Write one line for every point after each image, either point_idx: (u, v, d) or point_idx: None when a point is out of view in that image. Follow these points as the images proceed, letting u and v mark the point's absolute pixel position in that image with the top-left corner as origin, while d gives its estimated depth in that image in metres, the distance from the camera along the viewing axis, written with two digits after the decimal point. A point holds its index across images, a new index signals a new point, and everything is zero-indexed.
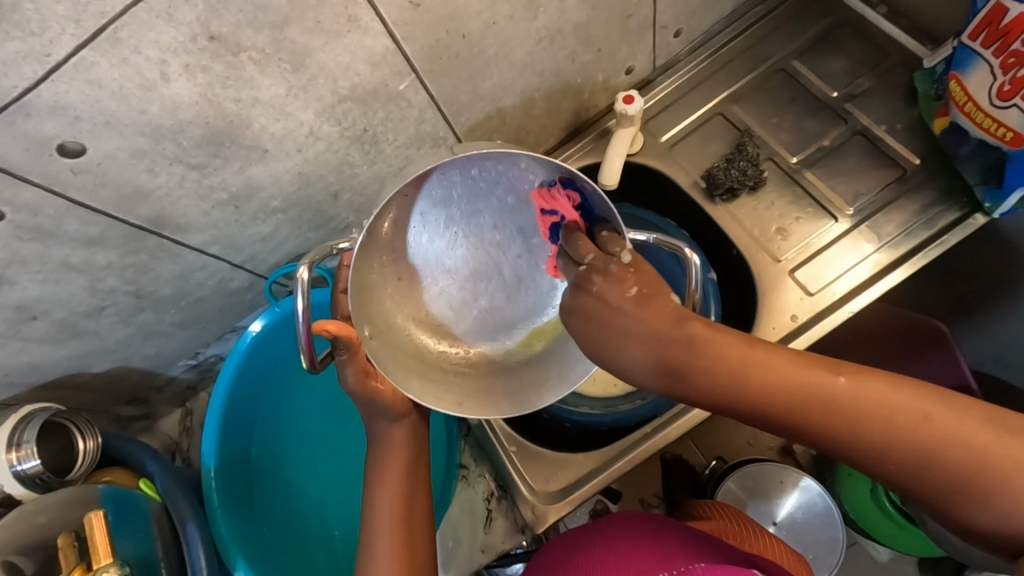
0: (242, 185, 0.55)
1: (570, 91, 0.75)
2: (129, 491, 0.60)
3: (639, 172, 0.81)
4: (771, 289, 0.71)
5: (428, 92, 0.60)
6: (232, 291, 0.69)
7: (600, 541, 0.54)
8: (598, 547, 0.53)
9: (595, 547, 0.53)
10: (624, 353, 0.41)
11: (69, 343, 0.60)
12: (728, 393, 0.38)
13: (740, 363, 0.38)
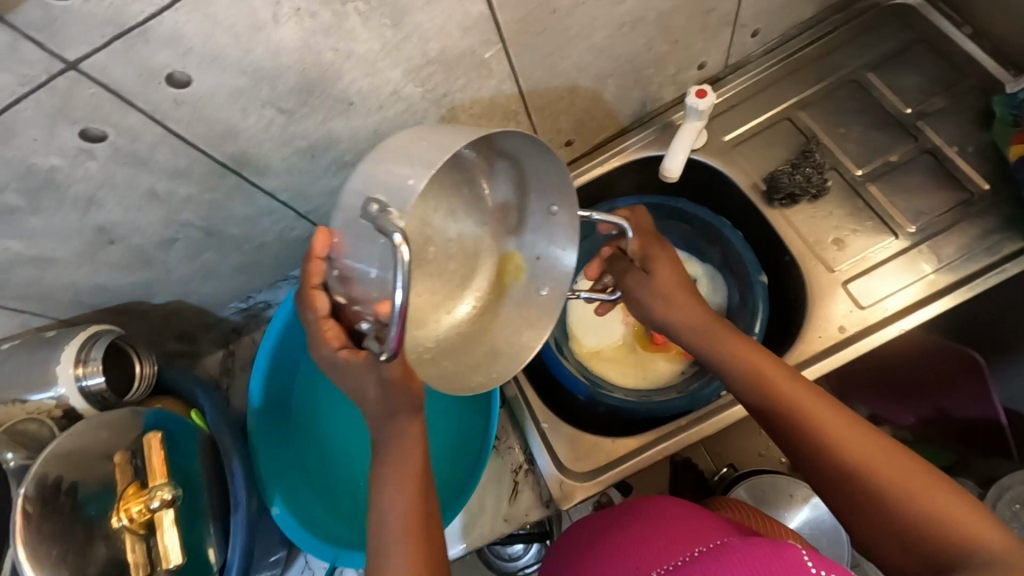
0: (323, 136, 0.57)
1: (641, 80, 0.75)
2: (170, 413, 0.60)
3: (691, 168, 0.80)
4: (821, 299, 0.71)
5: (509, 63, 0.60)
6: (293, 240, 0.70)
7: (640, 518, 0.55)
8: (648, 522, 0.53)
9: (640, 524, 0.54)
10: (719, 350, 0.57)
11: (138, 272, 0.63)
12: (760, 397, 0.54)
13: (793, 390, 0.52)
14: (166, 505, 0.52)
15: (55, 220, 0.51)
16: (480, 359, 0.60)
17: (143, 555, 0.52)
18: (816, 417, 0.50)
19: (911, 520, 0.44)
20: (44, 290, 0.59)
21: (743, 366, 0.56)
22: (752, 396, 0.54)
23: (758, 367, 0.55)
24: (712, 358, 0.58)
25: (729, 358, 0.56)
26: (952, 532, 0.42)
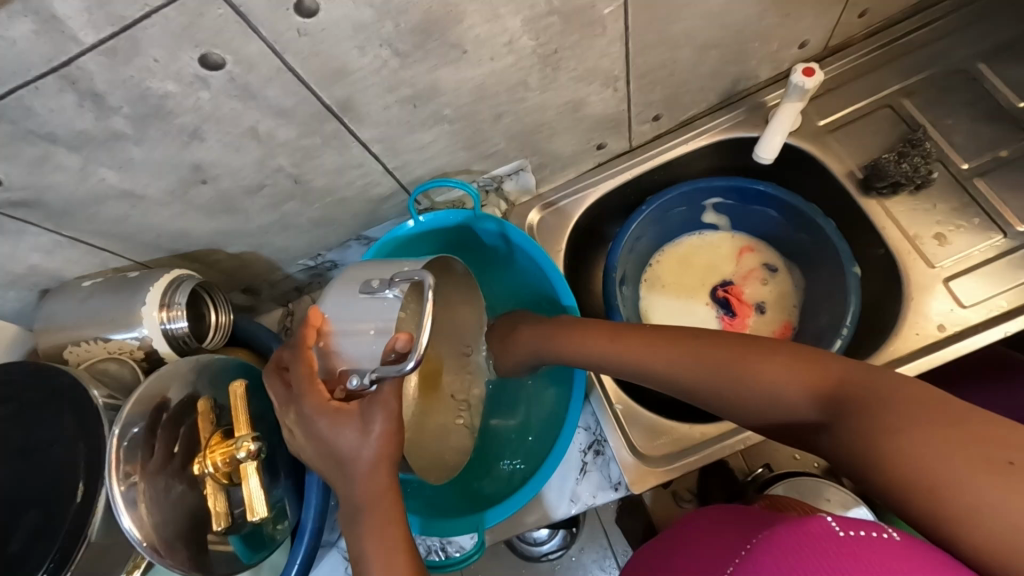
0: (429, 85, 0.54)
1: (743, 54, 0.71)
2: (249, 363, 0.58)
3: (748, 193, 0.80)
4: (919, 295, 0.68)
5: (624, 22, 0.57)
6: (374, 196, 0.68)
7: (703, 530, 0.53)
8: (724, 527, 0.51)
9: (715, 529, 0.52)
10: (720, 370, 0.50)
11: (221, 217, 0.60)
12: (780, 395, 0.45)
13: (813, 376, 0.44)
14: (251, 458, 0.49)
15: (155, 151, 0.49)
16: (444, 436, 0.72)
17: (226, 504, 0.51)
18: (785, 371, 0.45)
19: (879, 426, 0.37)
20: (127, 228, 0.57)
21: (658, 357, 0.54)
22: (716, 388, 0.49)
23: (708, 357, 0.50)
24: (629, 358, 0.56)
25: (661, 351, 0.54)
26: (931, 416, 0.36)
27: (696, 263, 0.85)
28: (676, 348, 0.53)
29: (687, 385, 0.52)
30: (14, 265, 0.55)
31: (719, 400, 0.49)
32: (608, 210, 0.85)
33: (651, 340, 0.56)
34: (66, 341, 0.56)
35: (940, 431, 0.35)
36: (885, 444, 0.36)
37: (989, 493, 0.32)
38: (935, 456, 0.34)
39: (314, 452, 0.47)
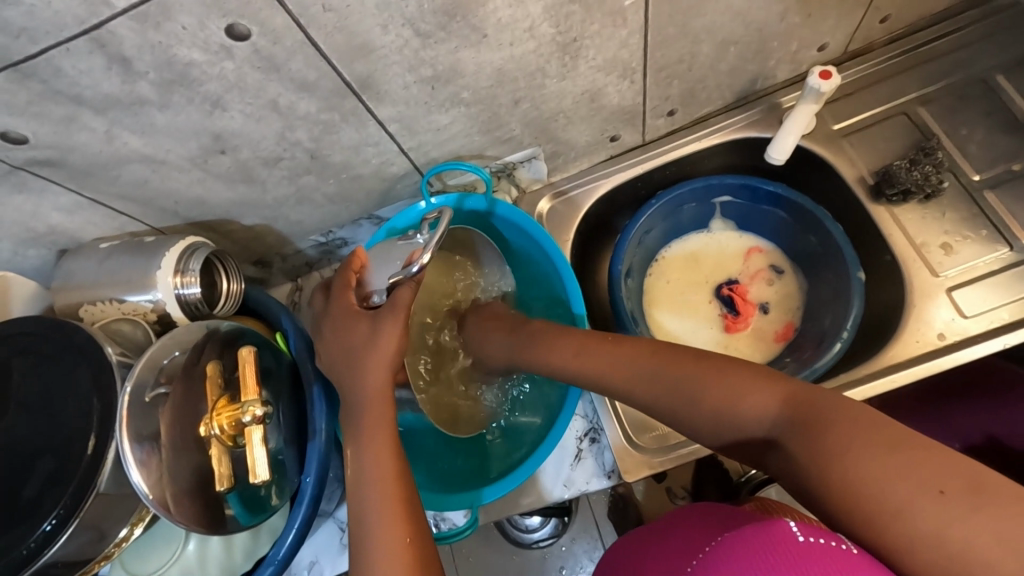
0: (449, 67, 0.55)
1: (762, 53, 0.71)
2: (256, 331, 0.59)
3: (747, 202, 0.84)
4: (921, 302, 0.69)
5: (645, 15, 0.58)
6: (388, 176, 0.69)
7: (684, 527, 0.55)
8: (714, 517, 0.52)
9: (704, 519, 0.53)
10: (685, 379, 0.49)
11: (239, 187, 0.62)
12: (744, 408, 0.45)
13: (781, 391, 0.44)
14: (256, 422, 0.51)
15: (178, 118, 0.50)
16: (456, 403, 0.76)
17: (230, 466, 0.52)
18: (742, 391, 0.45)
19: (826, 450, 0.38)
20: (147, 193, 0.58)
21: (621, 371, 0.54)
22: (674, 404, 0.49)
23: (669, 373, 0.50)
24: (591, 371, 0.56)
25: (624, 365, 0.54)
26: (879, 442, 0.37)
27: (703, 262, 0.86)
28: (637, 362, 0.53)
29: (647, 401, 0.52)
30: (36, 223, 0.56)
31: (677, 416, 0.49)
32: (618, 203, 0.86)
33: (612, 353, 0.55)
34: (82, 300, 0.58)
35: (889, 458, 0.36)
36: (836, 469, 0.38)
37: (924, 519, 0.34)
38: (886, 475, 0.35)
39: (339, 358, 0.57)
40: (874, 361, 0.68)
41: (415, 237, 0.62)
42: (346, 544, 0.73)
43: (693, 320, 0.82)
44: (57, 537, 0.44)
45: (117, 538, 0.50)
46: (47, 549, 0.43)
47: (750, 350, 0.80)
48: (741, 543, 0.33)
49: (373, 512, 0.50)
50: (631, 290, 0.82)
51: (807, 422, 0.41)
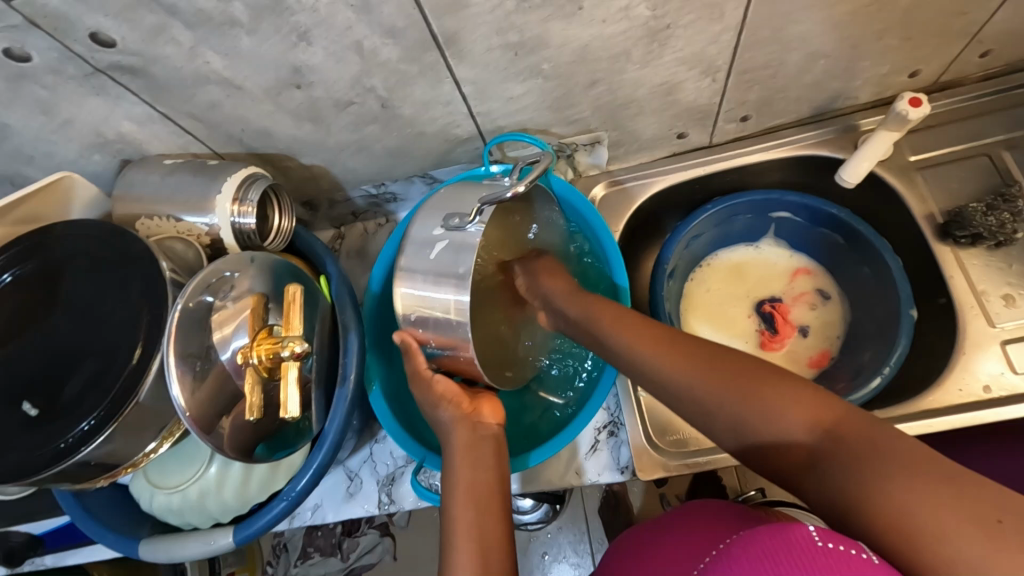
0: (536, 35, 0.54)
1: (851, 71, 0.68)
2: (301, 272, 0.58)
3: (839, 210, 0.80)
4: (971, 351, 0.66)
5: (744, 12, 0.56)
6: (451, 138, 0.68)
7: (706, 528, 0.55)
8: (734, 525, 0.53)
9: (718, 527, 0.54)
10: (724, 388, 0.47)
11: (305, 125, 0.61)
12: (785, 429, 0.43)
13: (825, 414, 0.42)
14: (294, 358, 0.51)
15: (262, 45, 0.50)
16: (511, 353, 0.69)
17: (261, 398, 0.52)
18: (789, 405, 0.44)
19: (873, 471, 0.38)
20: (216, 117, 0.58)
21: (666, 365, 0.51)
22: (713, 410, 0.47)
23: (719, 377, 0.48)
24: (631, 356, 0.54)
25: (670, 362, 0.51)
26: (928, 473, 0.36)
27: (748, 275, 0.84)
28: (684, 359, 0.50)
29: (691, 402, 0.49)
30: (106, 128, 0.57)
31: (720, 425, 0.47)
32: (673, 202, 0.84)
33: (658, 346, 0.53)
34: (140, 213, 0.58)
35: (929, 488, 0.35)
36: (879, 492, 0.37)
37: (973, 552, 0.33)
38: (936, 512, 0.34)
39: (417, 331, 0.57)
40: (912, 403, 0.66)
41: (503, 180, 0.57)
42: (351, 494, 0.73)
43: (728, 331, 0.81)
44: (93, 438, 0.45)
45: (145, 450, 0.52)
46: (83, 447, 0.45)
47: None
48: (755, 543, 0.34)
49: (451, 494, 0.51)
50: (672, 290, 0.81)
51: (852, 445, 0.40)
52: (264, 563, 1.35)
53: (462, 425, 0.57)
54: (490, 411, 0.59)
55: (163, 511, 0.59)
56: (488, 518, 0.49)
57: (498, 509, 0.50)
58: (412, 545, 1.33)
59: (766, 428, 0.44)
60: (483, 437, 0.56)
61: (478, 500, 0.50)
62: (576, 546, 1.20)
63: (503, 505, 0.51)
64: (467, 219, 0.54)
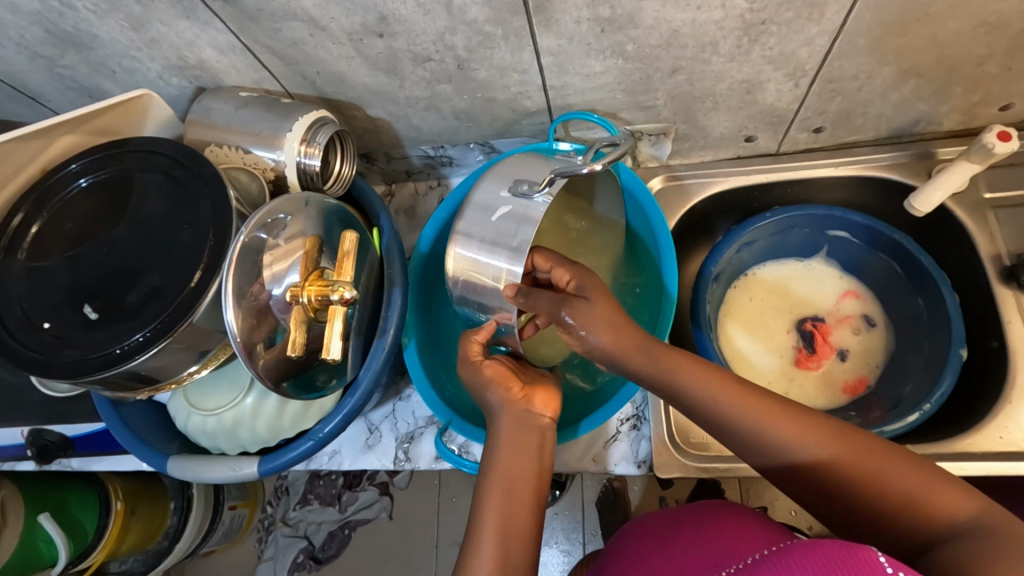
0: (629, 12, 0.52)
1: (941, 96, 0.66)
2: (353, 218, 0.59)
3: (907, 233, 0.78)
4: (1017, 400, 0.65)
5: (845, 17, 0.54)
6: (520, 108, 0.67)
7: (722, 529, 0.55)
8: (746, 531, 0.54)
9: (723, 533, 0.54)
10: (767, 430, 0.47)
11: (379, 75, 0.61)
12: (840, 476, 0.45)
13: (878, 466, 0.44)
14: (341, 303, 0.52)
15: None
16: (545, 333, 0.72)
17: (305, 337, 0.54)
18: (866, 465, 0.44)
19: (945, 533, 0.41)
20: (295, 56, 0.58)
21: (738, 411, 0.48)
22: (758, 444, 0.48)
23: (797, 429, 0.46)
24: (667, 377, 0.51)
25: (747, 410, 0.48)
26: (989, 533, 0.39)
27: (793, 289, 0.82)
28: (759, 406, 0.48)
29: (761, 449, 0.47)
30: (189, 53, 0.58)
31: (790, 475, 0.47)
32: (728, 206, 0.82)
33: (728, 384, 0.49)
34: (210, 140, 0.59)
35: (990, 546, 0.38)
36: (941, 550, 0.40)
37: None
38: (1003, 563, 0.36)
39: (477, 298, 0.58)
40: (949, 443, 0.64)
41: (577, 158, 0.58)
42: (369, 446, 0.74)
43: (766, 340, 0.80)
44: (147, 348, 0.46)
45: (189, 370, 0.53)
46: (137, 356, 0.46)
47: (816, 393, 0.76)
48: (820, 553, 0.35)
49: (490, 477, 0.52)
50: (714, 294, 0.80)
51: (923, 506, 0.42)
52: (264, 501, 1.41)
53: (509, 411, 0.56)
54: (543, 402, 0.57)
55: (196, 431, 0.61)
56: (518, 505, 0.50)
57: (527, 499, 0.51)
58: (409, 507, 1.36)
59: (817, 470, 0.46)
60: (531, 425, 0.55)
61: (511, 484, 0.51)
62: (570, 534, 1.22)
63: (535, 494, 0.52)
64: (535, 188, 0.54)
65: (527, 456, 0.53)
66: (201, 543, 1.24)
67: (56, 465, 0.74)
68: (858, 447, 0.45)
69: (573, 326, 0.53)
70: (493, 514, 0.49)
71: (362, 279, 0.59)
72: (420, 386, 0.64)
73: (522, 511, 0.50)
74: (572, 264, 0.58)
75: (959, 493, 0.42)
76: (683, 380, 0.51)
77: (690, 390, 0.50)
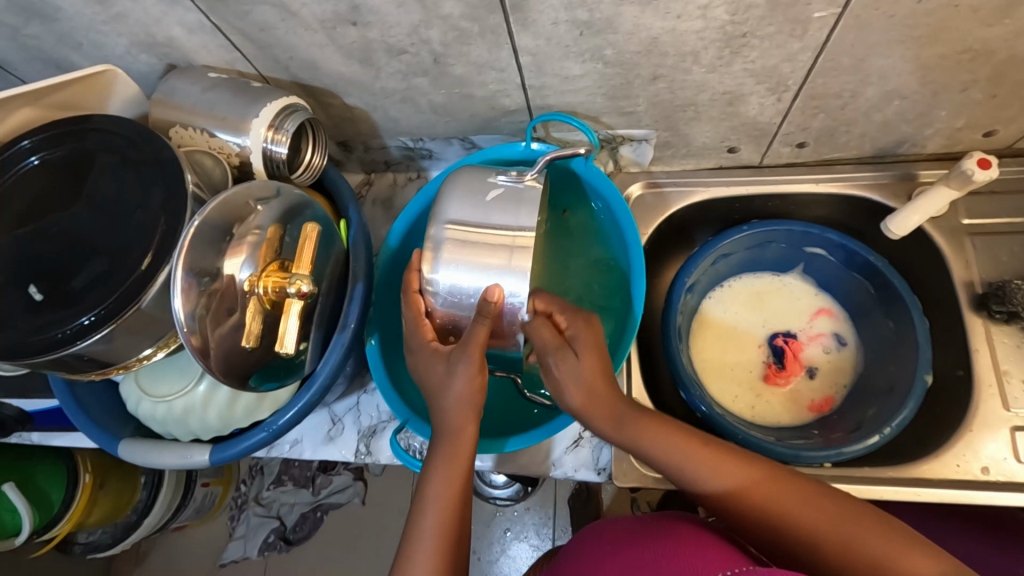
0: (608, 17, 0.51)
1: (924, 120, 0.65)
2: (314, 206, 0.57)
3: (885, 255, 0.77)
4: (977, 430, 0.65)
5: (828, 34, 0.53)
6: (498, 106, 0.66)
7: (671, 539, 0.56)
8: (693, 544, 0.54)
9: (669, 544, 0.55)
10: (734, 496, 0.49)
11: (354, 65, 0.60)
12: (809, 544, 0.46)
13: (841, 528, 0.46)
14: (299, 297, 0.51)
15: None
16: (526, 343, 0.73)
17: (260, 328, 0.53)
18: (836, 529, 0.46)
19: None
20: (266, 40, 0.57)
21: (707, 474, 0.50)
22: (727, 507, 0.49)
23: (764, 493, 0.49)
24: (638, 445, 0.53)
25: (713, 471, 0.50)
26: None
27: (767, 305, 0.82)
28: (732, 469, 0.50)
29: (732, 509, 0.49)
30: (157, 30, 0.57)
31: (757, 535, 0.49)
32: (708, 216, 0.81)
33: (699, 450, 0.51)
34: (174, 121, 0.58)
35: None
36: None
37: None
38: None
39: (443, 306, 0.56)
40: (906, 468, 0.64)
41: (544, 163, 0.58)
42: (331, 437, 0.74)
43: (735, 355, 0.79)
44: (91, 333, 0.45)
45: (140, 355, 0.53)
46: (80, 341, 0.45)
47: (782, 410, 0.76)
48: None
49: (431, 490, 0.52)
50: (687, 305, 0.79)
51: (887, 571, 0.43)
52: (237, 480, 1.41)
53: (451, 419, 0.54)
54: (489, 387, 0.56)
55: (147, 417, 0.60)
56: (457, 503, 0.51)
57: (463, 504, 0.52)
58: (382, 494, 1.36)
59: (789, 537, 0.47)
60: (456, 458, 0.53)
61: (452, 480, 0.52)
62: (540, 528, 1.23)
63: (463, 503, 0.52)
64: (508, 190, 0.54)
65: (473, 421, 0.54)
66: (171, 518, 1.23)
67: (14, 438, 0.73)
68: (823, 512, 0.47)
69: (555, 374, 0.56)
70: (434, 516, 0.50)
71: (326, 271, 0.58)
72: (381, 386, 0.63)
73: (452, 517, 0.51)
74: (573, 310, 0.58)
75: (920, 548, 0.44)
76: (659, 433, 0.53)
77: (658, 450, 0.52)
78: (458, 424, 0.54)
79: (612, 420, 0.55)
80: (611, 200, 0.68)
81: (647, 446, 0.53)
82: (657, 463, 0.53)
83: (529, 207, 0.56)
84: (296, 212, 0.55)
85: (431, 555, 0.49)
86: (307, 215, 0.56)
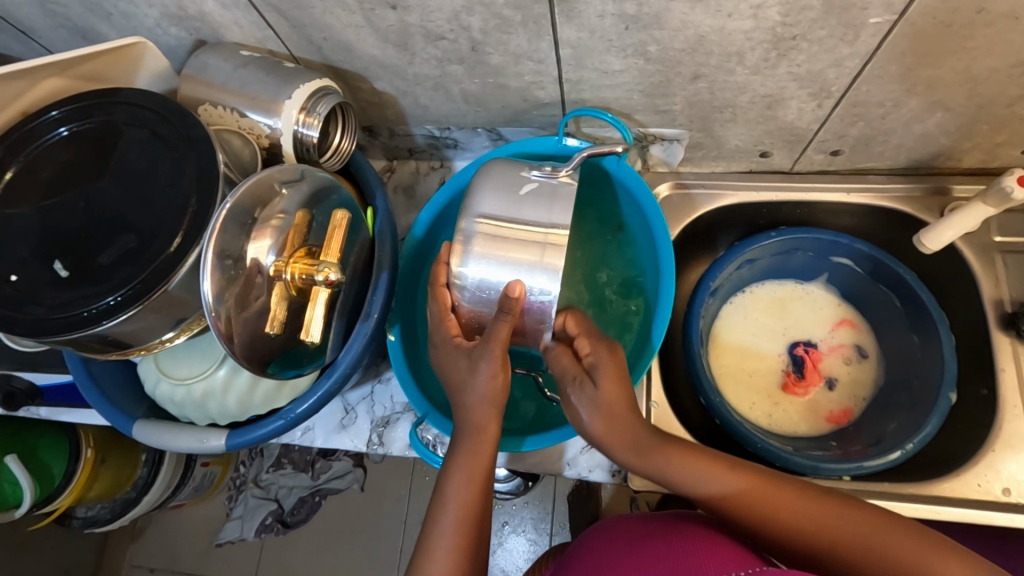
0: (657, 12, 0.50)
1: (963, 134, 0.64)
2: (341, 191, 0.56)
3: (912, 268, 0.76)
4: (999, 450, 0.64)
5: (880, 40, 0.51)
6: (532, 99, 0.65)
7: (680, 534, 0.53)
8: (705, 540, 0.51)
9: (679, 540, 0.52)
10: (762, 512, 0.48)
11: (389, 49, 0.59)
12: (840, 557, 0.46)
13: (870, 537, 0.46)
14: (325, 285, 0.50)
15: None
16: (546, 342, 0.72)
17: (285, 314, 0.52)
18: (859, 539, 0.46)
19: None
20: (302, 19, 0.55)
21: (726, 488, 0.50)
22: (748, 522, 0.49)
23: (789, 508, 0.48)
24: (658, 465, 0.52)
25: (745, 493, 0.49)
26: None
27: (788, 312, 0.81)
28: (746, 480, 0.50)
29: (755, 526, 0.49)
30: (190, 4, 0.55)
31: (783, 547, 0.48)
32: (735, 220, 0.80)
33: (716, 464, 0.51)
34: (204, 98, 0.57)
35: None
36: None
37: None
38: None
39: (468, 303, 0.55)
40: (927, 485, 0.64)
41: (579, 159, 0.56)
42: (344, 426, 0.73)
43: (754, 361, 0.78)
44: (116, 313, 0.44)
45: (162, 338, 0.52)
46: (105, 321, 0.44)
47: (799, 419, 0.75)
48: None
49: (451, 485, 0.51)
50: (709, 309, 0.78)
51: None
52: (237, 462, 1.40)
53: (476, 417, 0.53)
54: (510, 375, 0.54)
55: (164, 398, 0.59)
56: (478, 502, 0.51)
57: (484, 502, 0.51)
58: (382, 482, 1.36)
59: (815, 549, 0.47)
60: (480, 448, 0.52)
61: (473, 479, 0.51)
62: (537, 523, 1.23)
63: (483, 501, 0.51)
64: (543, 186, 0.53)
65: (495, 419, 0.53)
66: (170, 496, 1.23)
67: (23, 412, 0.72)
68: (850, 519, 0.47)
69: (575, 404, 0.54)
70: (453, 514, 0.50)
71: (351, 259, 0.57)
72: (400, 378, 0.63)
73: (475, 517, 0.50)
74: (600, 337, 0.57)
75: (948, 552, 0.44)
76: (679, 454, 0.52)
77: (678, 469, 0.51)
78: (482, 422, 0.53)
79: (630, 445, 0.53)
80: (639, 196, 0.67)
81: (667, 471, 0.51)
82: (674, 480, 0.52)
83: (563, 204, 0.54)
84: (323, 197, 0.54)
85: (451, 554, 0.48)
86: (334, 201, 0.55)
